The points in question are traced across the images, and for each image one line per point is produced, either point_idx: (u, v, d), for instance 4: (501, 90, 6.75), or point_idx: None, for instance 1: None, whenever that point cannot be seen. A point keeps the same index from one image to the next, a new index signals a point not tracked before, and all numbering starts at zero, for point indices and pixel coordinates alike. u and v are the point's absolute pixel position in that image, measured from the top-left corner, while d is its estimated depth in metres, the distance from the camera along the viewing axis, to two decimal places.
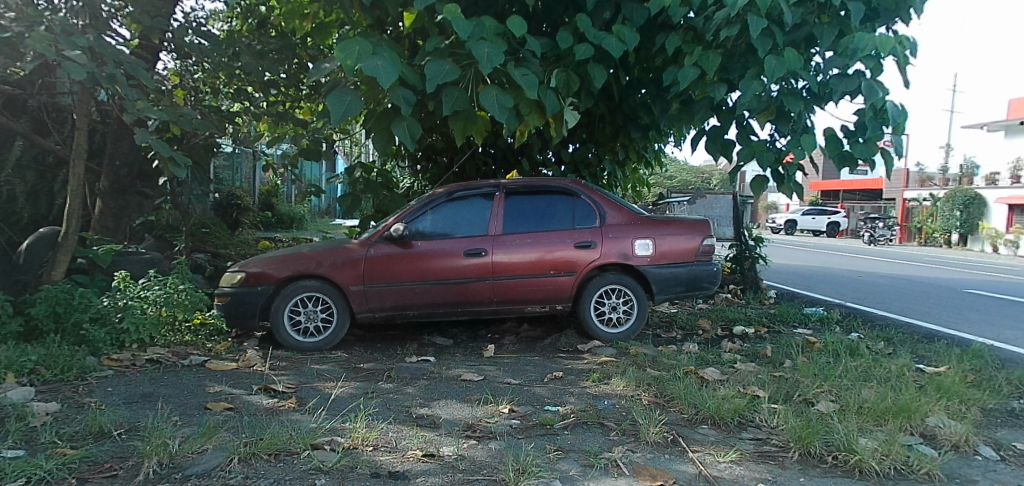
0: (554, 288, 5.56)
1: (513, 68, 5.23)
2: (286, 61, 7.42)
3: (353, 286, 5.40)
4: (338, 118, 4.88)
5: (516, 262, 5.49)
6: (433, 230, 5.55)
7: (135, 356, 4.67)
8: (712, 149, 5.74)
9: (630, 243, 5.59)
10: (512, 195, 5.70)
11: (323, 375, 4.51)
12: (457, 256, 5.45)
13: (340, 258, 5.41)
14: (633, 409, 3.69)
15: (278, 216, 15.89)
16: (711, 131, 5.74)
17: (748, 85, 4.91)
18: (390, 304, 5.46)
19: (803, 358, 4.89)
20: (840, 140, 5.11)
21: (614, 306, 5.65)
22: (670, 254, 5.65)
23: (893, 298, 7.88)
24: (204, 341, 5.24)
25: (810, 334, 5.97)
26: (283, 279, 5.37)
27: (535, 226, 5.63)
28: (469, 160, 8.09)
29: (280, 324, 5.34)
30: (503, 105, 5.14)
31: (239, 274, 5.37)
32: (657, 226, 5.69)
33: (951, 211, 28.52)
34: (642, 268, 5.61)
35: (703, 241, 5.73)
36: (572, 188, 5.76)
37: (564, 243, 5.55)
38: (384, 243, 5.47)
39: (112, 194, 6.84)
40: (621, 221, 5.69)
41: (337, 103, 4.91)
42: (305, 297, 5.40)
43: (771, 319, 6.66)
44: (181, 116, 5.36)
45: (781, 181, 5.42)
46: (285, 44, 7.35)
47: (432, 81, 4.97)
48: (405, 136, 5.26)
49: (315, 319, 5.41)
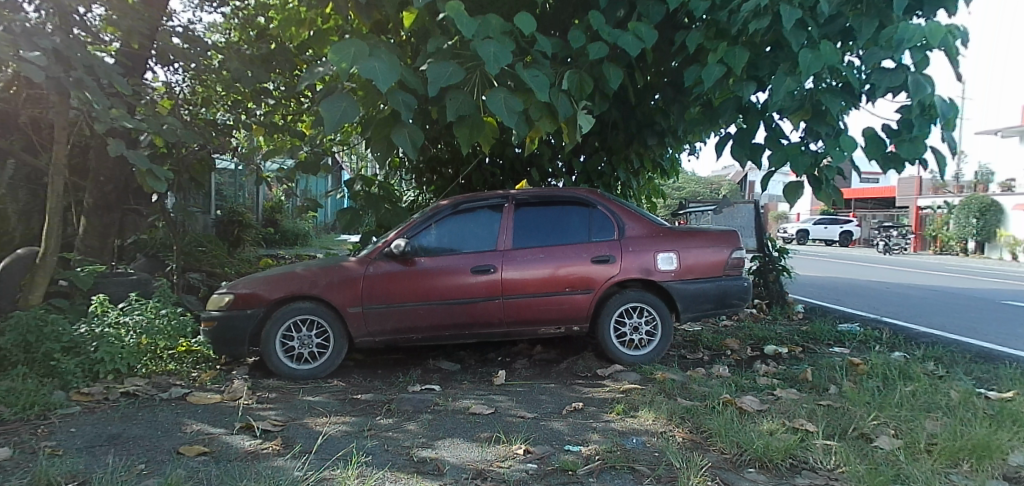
0: (570, 308, 5.09)
1: (522, 69, 4.82)
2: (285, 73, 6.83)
3: (351, 308, 4.96)
4: (332, 126, 4.48)
5: (527, 280, 5.03)
6: (438, 246, 5.11)
7: (109, 389, 4.24)
8: (739, 156, 5.28)
9: (653, 257, 5.11)
10: (523, 206, 5.25)
11: (314, 409, 4.04)
12: (464, 273, 5.00)
13: (337, 277, 4.99)
14: (667, 449, 3.22)
15: (282, 232, 15.65)
16: (737, 136, 5.30)
17: (780, 82, 4.46)
18: (392, 327, 5.01)
19: (849, 384, 4.41)
20: (882, 141, 4.69)
21: (635, 326, 5.14)
22: (697, 268, 5.15)
23: (933, 312, 7.33)
24: (189, 370, 4.79)
25: (850, 354, 5.48)
26: (274, 302, 4.94)
27: (548, 239, 5.17)
28: (476, 171, 7.67)
29: (272, 350, 4.89)
30: (511, 108, 4.72)
31: (226, 296, 4.93)
32: (681, 237, 5.19)
33: (967, 217, 27.97)
34: (665, 284, 5.11)
35: (732, 253, 5.23)
36: (587, 198, 5.31)
37: (581, 258, 5.08)
38: (385, 260, 5.04)
39: (98, 212, 6.41)
40: (641, 233, 5.21)
41: (331, 109, 4.50)
42: (299, 321, 4.97)
43: (804, 337, 6.18)
44: (165, 126, 4.96)
45: (818, 187, 4.96)
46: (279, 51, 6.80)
47: (435, 84, 4.54)
48: (406, 144, 4.81)
49: (309, 345, 4.97)
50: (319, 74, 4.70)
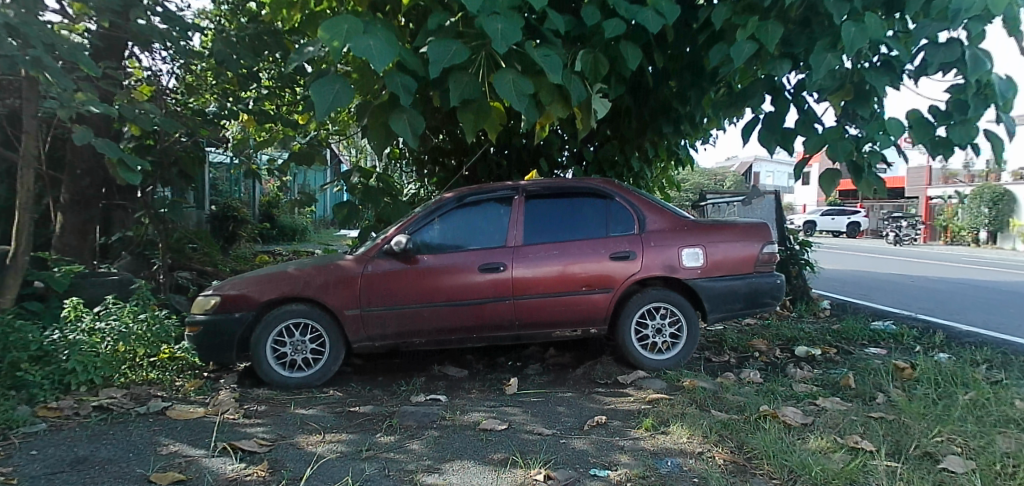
0: (586, 308, 4.67)
1: (532, 48, 4.37)
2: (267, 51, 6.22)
3: (348, 311, 4.55)
4: (324, 112, 4.04)
5: (540, 278, 4.61)
6: (442, 242, 4.70)
7: (81, 402, 3.83)
8: (769, 142, 4.82)
9: (677, 253, 4.67)
10: (534, 198, 4.82)
11: (306, 425, 3.62)
12: (471, 271, 4.59)
13: (333, 277, 4.57)
14: (709, 475, 2.81)
15: (280, 228, 15.29)
16: (767, 120, 4.83)
17: (819, 60, 3.96)
18: (393, 331, 4.60)
19: (899, 392, 4.00)
20: (931, 124, 4.17)
21: (658, 328, 4.72)
22: (724, 264, 4.70)
23: (969, 308, 6.90)
24: (172, 378, 4.39)
25: (889, 356, 5.07)
26: (265, 304, 4.53)
27: (562, 234, 4.74)
28: (481, 161, 7.22)
29: (262, 357, 4.49)
30: (521, 91, 4.27)
31: (212, 299, 4.52)
32: (707, 231, 4.75)
33: (978, 207, 27.44)
34: (691, 282, 4.68)
35: (764, 248, 4.77)
36: (603, 188, 4.88)
37: (598, 255, 4.65)
38: (385, 258, 4.63)
39: (75, 208, 5.97)
40: (663, 226, 4.77)
41: (322, 94, 4.06)
42: (292, 325, 4.56)
43: (835, 337, 5.77)
44: (141, 113, 4.50)
45: (857, 174, 4.41)
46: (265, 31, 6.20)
47: (436, 64, 4.09)
48: (406, 130, 4.36)
49: (303, 351, 4.56)
50: (308, 54, 4.26)
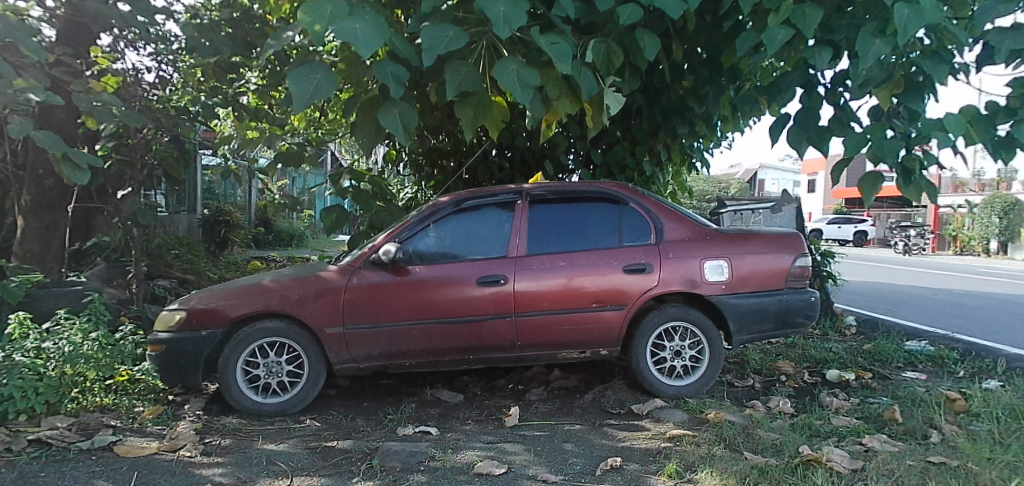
0: (597, 328, 4.16)
1: (538, 34, 3.89)
2: (247, 41, 5.55)
3: (329, 329, 4.06)
4: (304, 105, 3.55)
5: (545, 293, 4.11)
6: (436, 251, 4.20)
7: (18, 435, 3.35)
8: (801, 143, 4.33)
9: (698, 265, 4.16)
10: (540, 204, 4.33)
11: (272, 466, 3.12)
12: (468, 285, 4.09)
13: (314, 290, 4.08)
14: None
15: (275, 234, 14.84)
16: (799, 118, 4.35)
17: (867, 47, 3.48)
18: (380, 351, 4.10)
19: (957, 430, 3.49)
20: (991, 120, 3.70)
21: (677, 350, 4.21)
22: (752, 279, 4.19)
23: (1007, 328, 6.37)
24: (130, 404, 3.91)
25: (932, 383, 4.55)
26: (236, 320, 4.03)
27: (570, 243, 4.24)
28: (482, 164, 6.74)
29: (231, 381, 3.99)
30: (525, 82, 3.78)
31: (177, 314, 4.02)
32: (732, 241, 4.24)
33: (989, 218, 26.78)
34: (714, 298, 4.16)
35: (796, 261, 4.25)
36: (616, 193, 4.39)
37: (611, 267, 4.15)
38: (372, 269, 4.13)
39: (37, 211, 5.50)
40: (683, 236, 4.26)
41: (302, 84, 3.56)
42: (266, 344, 4.05)
43: (867, 358, 5.26)
44: (99, 106, 4.04)
45: (905, 177, 3.89)
46: (243, 16, 5.50)
47: (430, 50, 3.59)
48: (397, 126, 3.84)
49: (278, 374, 4.06)
50: (285, 38, 3.69)
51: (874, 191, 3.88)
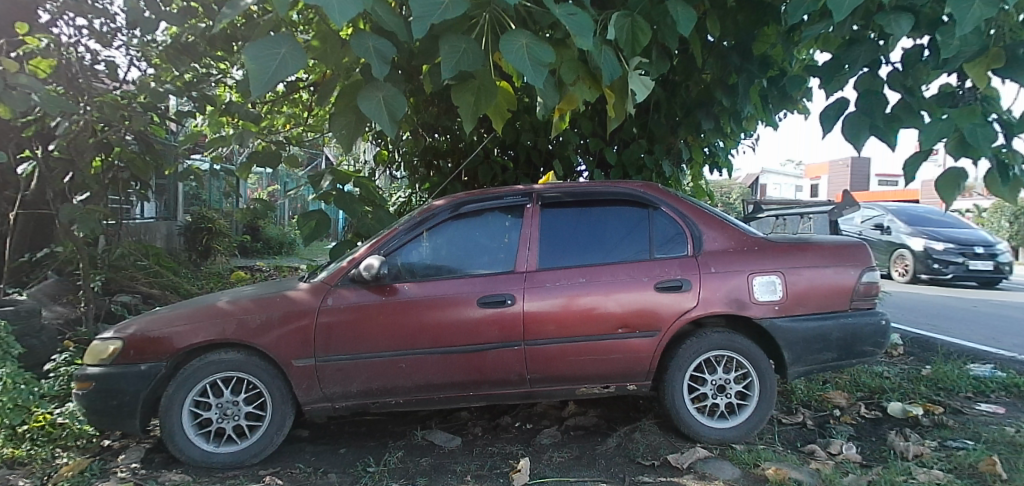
0: (623, 357, 3.44)
1: (553, 2, 3.11)
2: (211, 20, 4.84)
3: (298, 361, 3.33)
4: (266, 87, 2.61)
5: (560, 316, 3.39)
6: (429, 266, 3.48)
7: None
8: (862, 134, 3.39)
9: (746, 282, 3.45)
10: (553, 208, 3.61)
11: None
12: (466, 307, 3.36)
13: (280, 313, 3.35)
14: None
15: (266, 241, 14.17)
16: (862, 102, 3.41)
17: (969, 5, 2.70)
18: (360, 388, 3.37)
19: None
20: None
21: (719, 385, 3.48)
22: (810, 298, 3.47)
23: None
24: (48, 458, 3.19)
25: (1018, 422, 3.83)
26: (184, 352, 3.30)
27: (589, 255, 3.51)
28: (482, 163, 6.03)
29: (176, 426, 3.25)
30: (538, 59, 3.01)
31: (111, 344, 3.29)
32: (786, 252, 3.53)
33: (1000, 222, 25.95)
34: (766, 322, 3.44)
35: (862, 276, 3.52)
36: (643, 194, 3.67)
37: (639, 285, 3.43)
38: (351, 287, 3.42)
39: None
40: (726, 246, 3.54)
41: (262, 59, 2.61)
42: (220, 380, 3.32)
43: (930, 387, 4.53)
44: (11, 90, 3.58)
45: (1003, 171, 3.14)
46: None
47: (424, 19, 2.77)
48: (380, 115, 2.98)
49: (234, 416, 3.33)
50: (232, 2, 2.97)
51: (957, 189, 3.15)
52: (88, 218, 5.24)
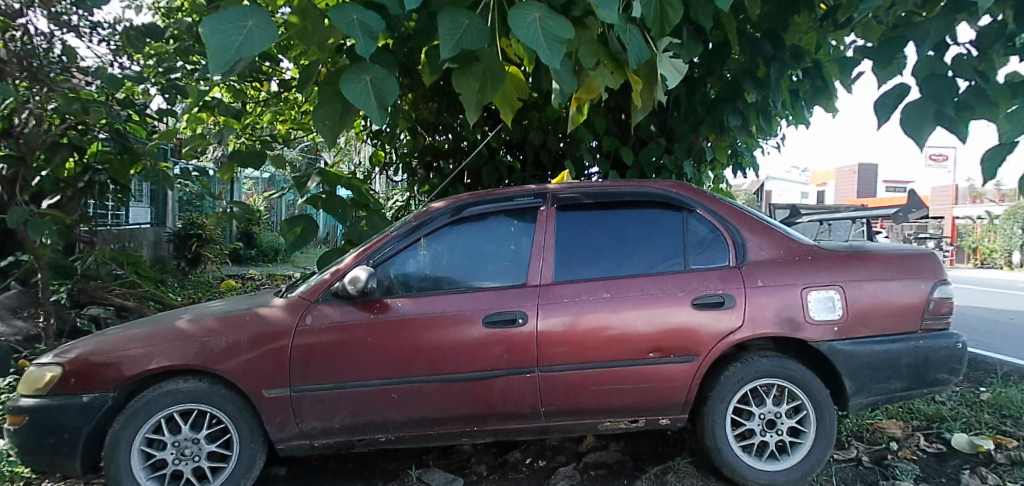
0: (654, 386, 2.91)
1: None
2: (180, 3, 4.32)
3: (272, 391, 2.81)
4: (223, 69, 1.93)
5: (581, 337, 2.87)
6: (426, 278, 2.97)
7: None
8: (925, 128, 2.51)
9: (799, 298, 2.93)
10: (572, 211, 3.09)
11: None
12: (469, 327, 2.85)
13: (250, 335, 2.84)
14: None
15: (261, 249, 13.67)
16: (924, 87, 2.55)
17: None
18: (343, 422, 2.85)
19: None
20: None
21: (769, 419, 2.96)
22: (874, 317, 2.95)
23: None
24: None
25: None
26: (136, 380, 2.79)
27: (615, 266, 3.00)
28: (485, 164, 5.51)
29: (124, 469, 2.73)
30: (552, 33, 2.48)
31: (50, 371, 2.78)
32: (844, 263, 3.00)
33: (1013, 229, 25.42)
34: (823, 345, 2.92)
35: (934, 290, 3.00)
36: (676, 195, 3.15)
37: (674, 300, 2.91)
38: (334, 304, 2.90)
39: None
40: (773, 256, 3.02)
41: (223, 31, 1.95)
42: (178, 414, 2.80)
43: (996, 415, 3.98)
44: None
45: None
46: None
47: None
48: (362, 98, 2.44)
49: (194, 457, 2.81)
50: None
51: None
52: (42, 224, 4.54)
